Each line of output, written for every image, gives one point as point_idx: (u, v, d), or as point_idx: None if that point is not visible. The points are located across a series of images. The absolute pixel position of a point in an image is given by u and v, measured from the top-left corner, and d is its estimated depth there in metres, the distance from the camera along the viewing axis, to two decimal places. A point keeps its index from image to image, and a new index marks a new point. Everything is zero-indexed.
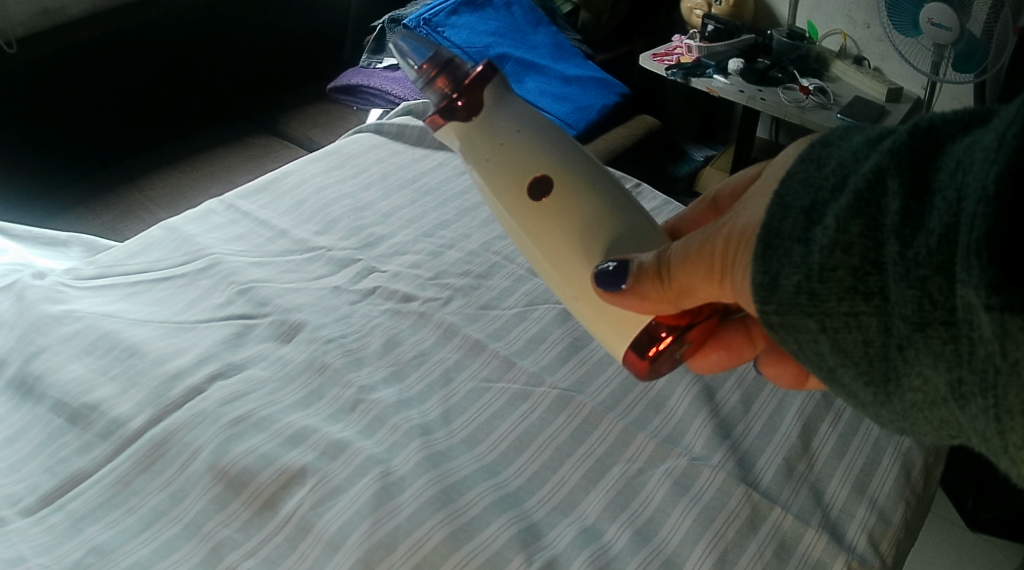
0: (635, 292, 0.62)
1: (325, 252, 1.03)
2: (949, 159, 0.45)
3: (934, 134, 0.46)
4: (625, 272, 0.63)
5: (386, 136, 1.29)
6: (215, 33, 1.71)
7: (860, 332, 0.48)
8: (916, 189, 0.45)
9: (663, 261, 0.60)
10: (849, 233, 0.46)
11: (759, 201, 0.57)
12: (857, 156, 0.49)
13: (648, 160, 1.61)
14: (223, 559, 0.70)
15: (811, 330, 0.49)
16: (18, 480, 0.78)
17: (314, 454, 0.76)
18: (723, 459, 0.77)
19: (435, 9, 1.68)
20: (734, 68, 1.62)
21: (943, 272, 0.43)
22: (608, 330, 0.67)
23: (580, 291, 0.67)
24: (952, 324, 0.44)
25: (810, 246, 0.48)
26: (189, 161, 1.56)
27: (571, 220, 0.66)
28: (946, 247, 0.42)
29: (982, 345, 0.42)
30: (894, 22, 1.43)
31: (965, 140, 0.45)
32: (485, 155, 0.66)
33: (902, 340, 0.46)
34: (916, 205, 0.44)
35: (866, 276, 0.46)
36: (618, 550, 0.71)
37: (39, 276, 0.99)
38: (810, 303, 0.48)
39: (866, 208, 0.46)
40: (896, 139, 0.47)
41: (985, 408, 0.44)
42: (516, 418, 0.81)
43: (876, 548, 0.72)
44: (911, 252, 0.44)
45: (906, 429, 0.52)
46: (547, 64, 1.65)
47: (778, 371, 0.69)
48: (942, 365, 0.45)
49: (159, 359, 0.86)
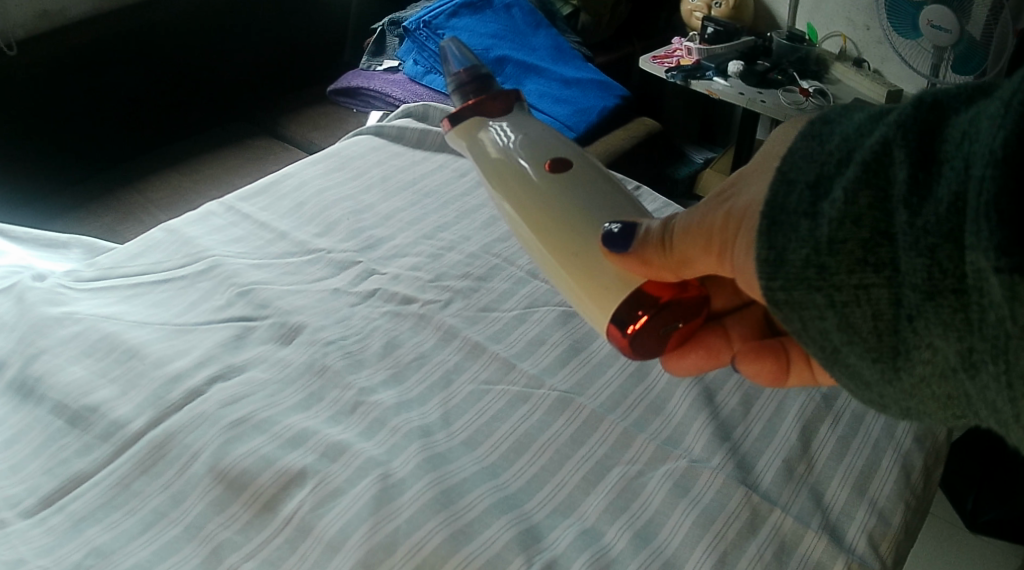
0: (637, 256, 0.61)
1: (325, 255, 1.03)
2: (955, 130, 0.45)
3: (939, 107, 0.46)
4: (631, 235, 0.62)
5: (385, 139, 1.29)
6: (215, 36, 1.71)
7: (870, 305, 0.48)
8: (923, 159, 0.45)
9: (666, 227, 0.60)
10: (858, 205, 0.46)
11: (759, 173, 0.57)
12: (861, 131, 0.50)
13: (648, 162, 1.62)
14: (223, 561, 0.70)
15: (819, 305, 0.49)
16: (17, 481, 0.78)
17: (314, 456, 0.76)
18: (723, 461, 0.77)
19: (434, 12, 1.70)
20: (733, 71, 1.63)
21: (953, 240, 0.43)
22: (596, 298, 0.65)
23: (580, 254, 0.66)
24: (963, 292, 0.44)
25: (818, 221, 0.48)
26: (189, 164, 1.56)
27: (575, 193, 0.68)
28: (955, 216, 0.43)
29: (993, 310, 0.42)
30: (893, 25, 1.43)
31: (969, 111, 0.45)
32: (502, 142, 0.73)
33: (911, 310, 0.46)
34: (924, 174, 0.45)
35: (877, 247, 0.46)
36: (618, 552, 0.71)
37: (39, 278, 0.99)
38: (818, 277, 0.48)
39: (874, 179, 0.46)
40: (901, 112, 0.47)
41: (997, 375, 0.43)
42: (516, 420, 0.81)
43: (876, 548, 0.72)
44: (920, 221, 0.44)
45: (913, 410, 0.52)
46: (547, 67, 1.66)
47: (753, 369, 0.66)
48: (953, 334, 0.45)
49: (159, 361, 0.86)
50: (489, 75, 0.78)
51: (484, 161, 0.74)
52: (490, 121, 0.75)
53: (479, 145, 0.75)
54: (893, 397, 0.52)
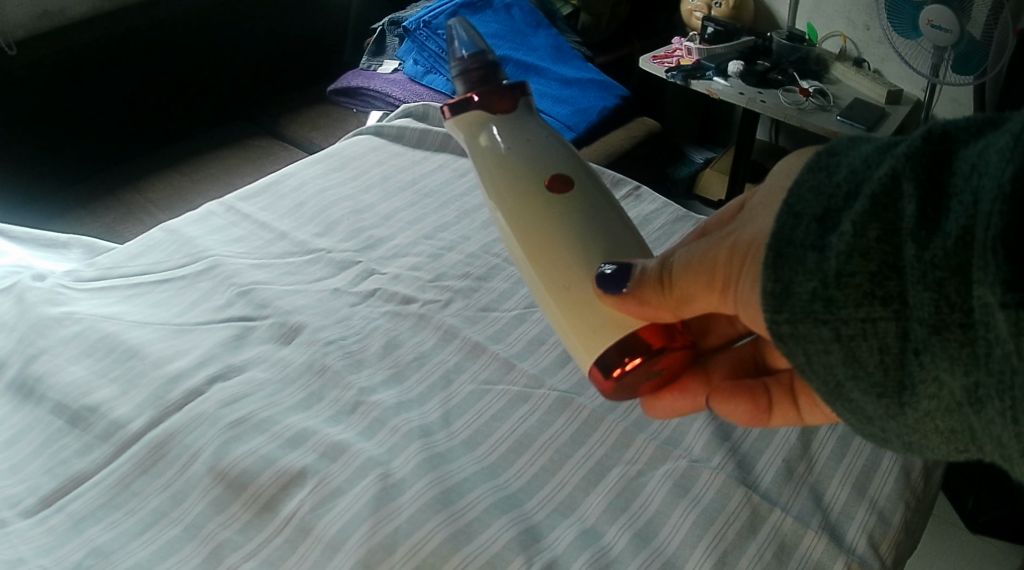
0: (635, 297, 0.60)
1: (325, 254, 1.03)
2: (963, 162, 0.45)
3: (948, 139, 0.47)
4: (626, 276, 0.61)
5: (385, 139, 1.29)
6: (215, 35, 1.71)
7: (877, 339, 0.48)
8: (931, 193, 0.45)
9: (665, 267, 0.60)
10: (867, 237, 0.46)
11: (763, 211, 0.57)
12: (868, 162, 0.50)
13: (648, 162, 1.62)
14: (223, 561, 0.70)
15: (825, 340, 0.49)
16: (18, 481, 0.78)
17: (314, 456, 0.76)
18: (723, 461, 0.77)
19: (434, 12, 1.69)
20: (733, 71, 1.63)
21: (960, 274, 0.43)
22: (582, 335, 0.64)
23: (570, 290, 0.65)
24: (969, 327, 0.44)
25: (825, 253, 0.48)
26: (190, 164, 1.56)
27: (571, 217, 0.66)
28: (963, 250, 0.43)
29: (999, 345, 0.42)
30: (893, 25, 1.43)
31: (977, 144, 0.46)
32: (500, 147, 0.70)
33: (919, 344, 0.46)
34: (932, 208, 0.45)
35: (885, 281, 0.46)
36: (618, 552, 0.71)
37: (39, 278, 0.99)
38: (825, 310, 0.48)
39: (883, 211, 0.46)
40: (910, 144, 0.47)
41: (1002, 411, 0.44)
42: (516, 420, 0.81)
43: (876, 549, 0.72)
44: (928, 255, 0.44)
45: (915, 445, 0.52)
46: (547, 67, 1.66)
47: (730, 409, 0.67)
48: (959, 369, 0.45)
49: (159, 361, 0.86)
50: (496, 63, 0.73)
51: (480, 164, 0.71)
52: (491, 120, 0.71)
53: (475, 146, 0.72)
54: (897, 431, 0.51)
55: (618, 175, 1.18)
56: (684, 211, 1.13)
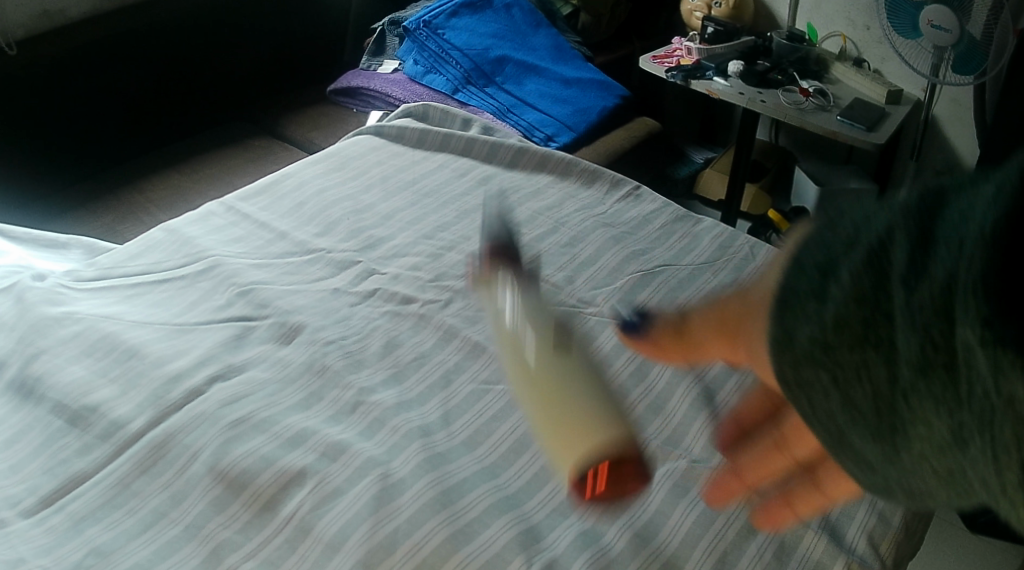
0: (648, 347, 0.50)
1: (324, 254, 1.03)
2: (960, 209, 0.34)
3: (943, 197, 0.35)
4: (640, 327, 0.51)
5: (385, 139, 1.29)
6: (216, 37, 1.72)
7: (867, 388, 0.36)
8: (926, 237, 0.34)
9: (681, 314, 0.49)
10: (862, 284, 0.36)
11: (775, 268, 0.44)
12: (874, 215, 0.37)
13: (648, 163, 1.64)
14: (223, 561, 0.70)
15: (821, 388, 0.38)
16: (18, 481, 0.78)
17: (314, 455, 0.76)
18: (723, 461, 0.77)
19: (434, 12, 1.69)
20: (733, 71, 1.63)
21: (946, 314, 0.33)
22: (557, 446, 0.67)
23: (557, 447, 0.67)
24: (956, 363, 0.33)
25: (824, 303, 0.37)
26: (190, 164, 1.56)
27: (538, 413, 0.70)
28: (956, 298, 0.32)
29: (979, 385, 0.32)
30: (893, 24, 1.43)
31: (990, 180, 0.34)
32: (512, 320, 0.77)
33: (905, 386, 0.35)
34: (928, 246, 0.34)
35: (877, 322, 0.36)
36: (618, 553, 0.70)
37: (39, 278, 0.99)
38: (825, 358, 0.38)
39: (879, 259, 0.36)
40: (918, 194, 0.36)
41: (985, 450, 0.32)
42: (516, 420, 0.81)
43: (877, 549, 0.72)
44: (915, 296, 0.34)
45: (910, 487, 0.38)
46: (547, 67, 1.67)
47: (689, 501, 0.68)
48: (942, 409, 0.34)
49: (159, 360, 0.86)
50: None
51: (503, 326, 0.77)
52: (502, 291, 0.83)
53: (500, 316, 0.81)
54: (897, 479, 0.38)
55: (618, 175, 1.17)
56: (684, 211, 1.13)
